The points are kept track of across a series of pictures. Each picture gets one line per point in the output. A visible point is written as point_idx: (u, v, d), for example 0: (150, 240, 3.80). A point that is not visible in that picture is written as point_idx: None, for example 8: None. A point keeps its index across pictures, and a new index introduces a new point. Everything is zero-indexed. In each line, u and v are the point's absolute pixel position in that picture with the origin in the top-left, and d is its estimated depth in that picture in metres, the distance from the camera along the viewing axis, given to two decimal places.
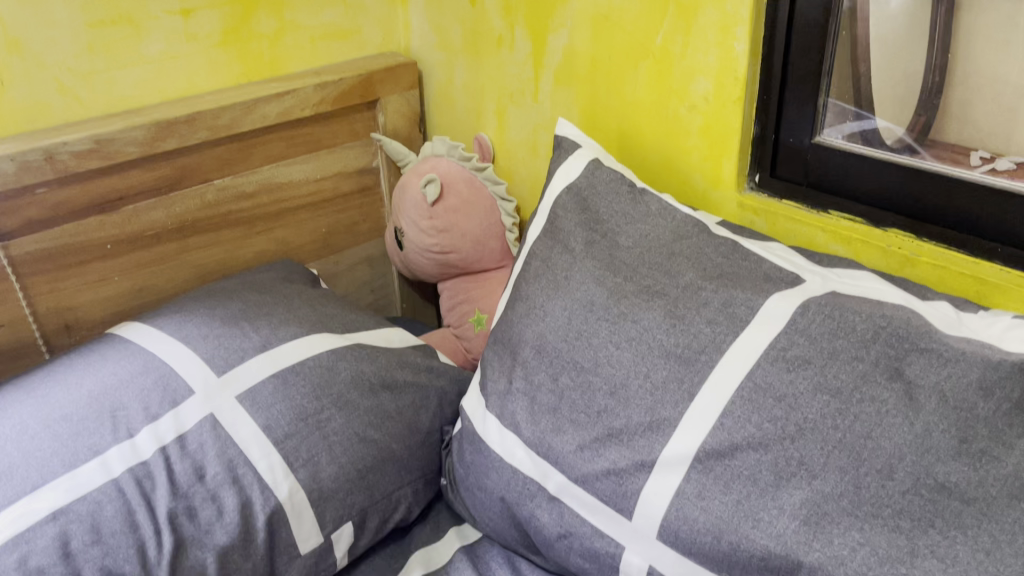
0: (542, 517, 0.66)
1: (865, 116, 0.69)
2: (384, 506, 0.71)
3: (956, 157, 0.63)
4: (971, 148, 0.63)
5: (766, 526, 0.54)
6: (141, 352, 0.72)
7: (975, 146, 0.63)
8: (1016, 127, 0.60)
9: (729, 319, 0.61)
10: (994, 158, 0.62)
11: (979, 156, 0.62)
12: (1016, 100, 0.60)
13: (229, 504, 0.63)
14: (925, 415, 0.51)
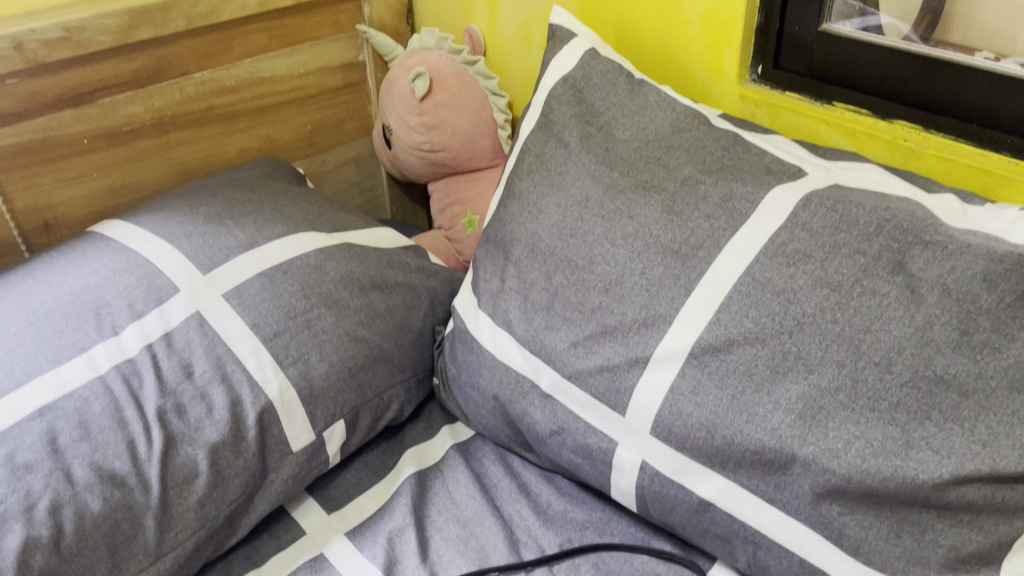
0: (535, 414, 0.66)
1: (869, 14, 0.67)
2: (376, 404, 0.71)
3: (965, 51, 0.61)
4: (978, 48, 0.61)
5: (761, 420, 0.54)
6: (123, 250, 0.70)
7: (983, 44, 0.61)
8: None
9: (728, 213, 0.59)
10: (999, 58, 0.59)
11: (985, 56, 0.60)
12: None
13: (218, 401, 0.62)
14: (927, 308, 0.50)
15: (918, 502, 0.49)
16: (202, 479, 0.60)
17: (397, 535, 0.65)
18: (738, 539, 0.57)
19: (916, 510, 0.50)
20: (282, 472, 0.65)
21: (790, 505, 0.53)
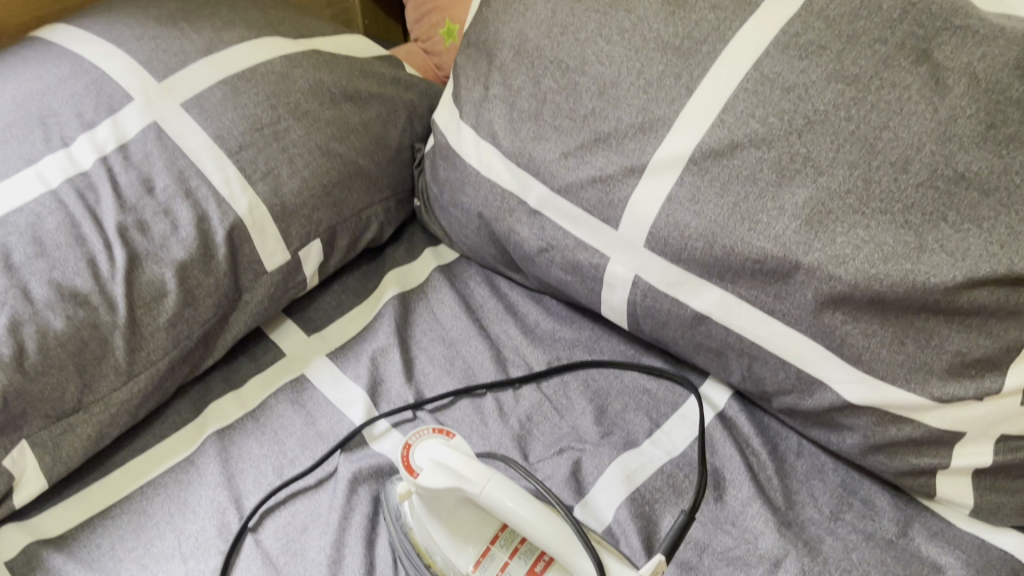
0: (522, 232, 0.62)
1: None
2: (354, 224, 0.67)
3: None
4: None
5: (765, 229, 0.50)
6: (67, 55, 0.64)
7: None
8: None
9: (735, 3, 0.53)
10: None
11: None
12: None
13: (183, 218, 0.58)
14: (952, 100, 0.46)
15: (925, 308, 0.47)
16: (171, 298, 0.57)
17: (381, 356, 0.62)
18: (733, 353, 0.55)
19: (922, 316, 0.48)
20: (257, 293, 0.62)
21: (790, 315, 0.51)
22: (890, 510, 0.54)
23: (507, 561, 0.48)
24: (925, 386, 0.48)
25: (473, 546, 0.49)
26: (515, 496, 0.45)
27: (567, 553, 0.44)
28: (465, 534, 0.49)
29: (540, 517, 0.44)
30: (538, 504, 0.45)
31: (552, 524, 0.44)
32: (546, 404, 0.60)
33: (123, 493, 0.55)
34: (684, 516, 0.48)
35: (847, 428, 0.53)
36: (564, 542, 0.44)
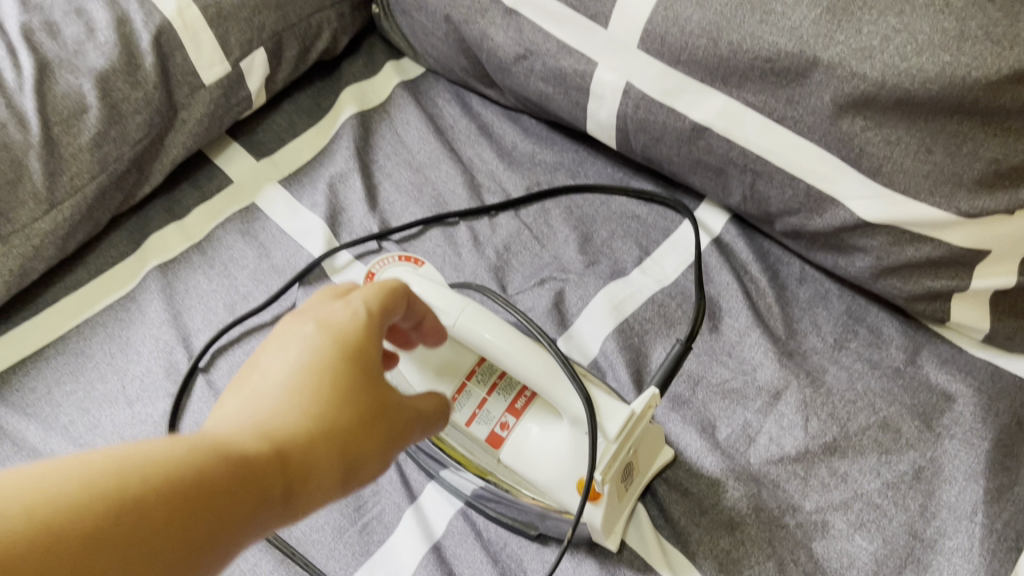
0: (497, 37, 0.54)
1: None
2: (303, 31, 0.58)
3: None
4: None
5: (779, 21, 0.43)
6: None
7: None
8: None
9: None
10: None
11: None
12: None
13: (99, 19, 0.50)
14: None
15: (960, 109, 0.41)
16: (93, 114, 0.49)
17: (340, 181, 0.56)
18: (735, 170, 0.49)
19: (956, 119, 0.41)
20: (195, 111, 0.54)
21: (803, 123, 0.45)
22: (899, 338, 0.50)
23: (484, 397, 0.43)
24: (952, 200, 0.43)
25: (447, 383, 0.44)
26: (489, 326, 0.40)
27: (548, 387, 0.39)
28: (437, 370, 0.44)
29: (516, 345, 0.40)
30: (516, 334, 0.40)
31: (530, 356, 0.39)
32: (526, 232, 0.55)
33: (58, 333, 0.49)
34: (681, 347, 0.44)
35: (858, 250, 0.48)
36: (545, 375, 0.39)
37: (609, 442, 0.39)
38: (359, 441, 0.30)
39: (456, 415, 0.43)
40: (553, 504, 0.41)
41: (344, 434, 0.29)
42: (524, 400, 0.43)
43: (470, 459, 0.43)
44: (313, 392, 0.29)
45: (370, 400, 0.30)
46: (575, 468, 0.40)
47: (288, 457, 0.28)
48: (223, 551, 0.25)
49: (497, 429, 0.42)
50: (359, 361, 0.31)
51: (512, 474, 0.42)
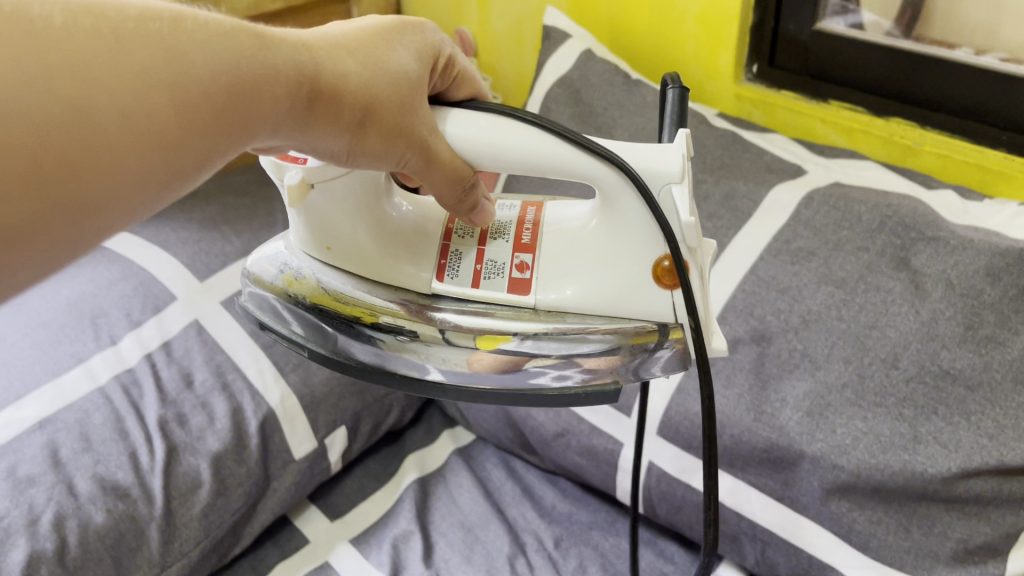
0: (539, 416, 0.64)
1: (852, 9, 0.67)
2: (378, 410, 0.72)
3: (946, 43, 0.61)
4: (959, 41, 0.61)
5: (770, 419, 0.54)
6: (119, 257, 0.70)
7: (964, 38, 0.61)
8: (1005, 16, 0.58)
9: (731, 212, 0.60)
10: (980, 53, 0.60)
11: (965, 51, 0.60)
12: None
13: (219, 410, 0.62)
14: (931, 303, 0.50)
15: (926, 495, 0.49)
16: (204, 489, 0.59)
17: (403, 540, 0.65)
18: (747, 537, 0.57)
19: (925, 503, 0.49)
20: (285, 480, 0.65)
21: (799, 501, 0.54)
22: None
23: (481, 250, 0.44)
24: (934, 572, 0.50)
25: (421, 268, 0.44)
26: (457, 121, 0.40)
27: (558, 164, 0.39)
28: (404, 247, 0.45)
29: (539, 147, 0.39)
30: (495, 121, 0.40)
31: (540, 147, 0.39)
32: None
33: None
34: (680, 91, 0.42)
35: None
36: (547, 158, 0.39)
37: (675, 186, 0.39)
38: (376, 113, 0.37)
39: (453, 283, 0.44)
40: (571, 336, 0.42)
41: (386, 109, 0.37)
42: (530, 232, 0.44)
43: (460, 340, 0.43)
44: (349, 36, 0.37)
45: (384, 96, 0.37)
46: (625, 247, 0.41)
47: (314, 83, 0.35)
48: (224, 143, 0.33)
49: (515, 274, 0.43)
50: (393, 87, 0.37)
51: (526, 324, 0.42)
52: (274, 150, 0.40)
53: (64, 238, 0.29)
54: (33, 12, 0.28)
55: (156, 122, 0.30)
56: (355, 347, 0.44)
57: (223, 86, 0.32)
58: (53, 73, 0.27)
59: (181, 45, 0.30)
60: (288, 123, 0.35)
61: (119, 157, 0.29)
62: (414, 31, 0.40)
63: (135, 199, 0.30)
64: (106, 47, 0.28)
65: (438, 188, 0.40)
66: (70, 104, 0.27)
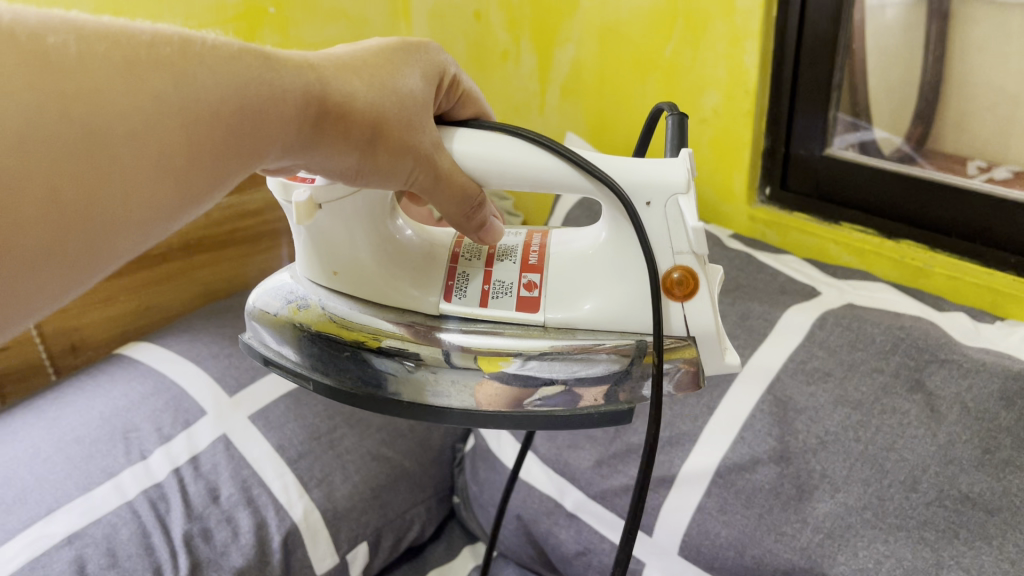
0: (560, 534, 0.64)
1: (862, 126, 0.70)
2: (398, 524, 0.72)
3: (953, 166, 0.64)
4: (968, 157, 0.64)
5: (790, 539, 0.51)
6: (151, 372, 0.72)
7: (972, 155, 0.63)
8: (1012, 139, 0.61)
9: (746, 332, 0.62)
10: (991, 167, 0.62)
11: (976, 166, 0.63)
12: (1016, 108, 0.60)
13: (244, 525, 0.62)
14: (948, 426, 0.50)
15: None
16: None
17: None
18: None
19: None
20: None
21: None
22: None
23: (488, 272, 0.45)
24: None
25: (428, 293, 0.45)
26: (463, 137, 0.41)
27: (560, 178, 0.40)
28: (411, 274, 0.46)
29: (544, 163, 0.40)
30: (500, 139, 0.41)
31: (542, 161, 0.40)
32: None
33: None
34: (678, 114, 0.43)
35: None
36: (551, 177, 0.40)
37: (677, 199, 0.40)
38: (383, 135, 0.37)
39: (461, 302, 0.44)
40: (576, 355, 0.42)
41: (393, 128, 0.37)
42: (537, 255, 0.46)
43: (461, 362, 0.42)
44: (358, 57, 0.38)
45: (391, 116, 0.37)
46: (628, 261, 0.42)
47: (319, 106, 0.35)
48: (230, 164, 0.33)
49: (523, 293, 0.44)
50: (399, 107, 0.37)
51: (532, 343, 0.42)
52: (283, 170, 0.40)
53: (82, 257, 0.30)
54: (46, 39, 0.27)
55: (169, 145, 0.30)
56: (354, 373, 0.44)
57: (228, 111, 0.32)
58: (67, 101, 0.27)
59: (190, 70, 0.31)
60: (296, 145, 0.35)
61: (133, 181, 0.30)
62: (418, 52, 0.40)
63: (148, 220, 0.31)
64: (118, 72, 0.29)
65: (447, 206, 0.41)
66: (85, 133, 0.28)
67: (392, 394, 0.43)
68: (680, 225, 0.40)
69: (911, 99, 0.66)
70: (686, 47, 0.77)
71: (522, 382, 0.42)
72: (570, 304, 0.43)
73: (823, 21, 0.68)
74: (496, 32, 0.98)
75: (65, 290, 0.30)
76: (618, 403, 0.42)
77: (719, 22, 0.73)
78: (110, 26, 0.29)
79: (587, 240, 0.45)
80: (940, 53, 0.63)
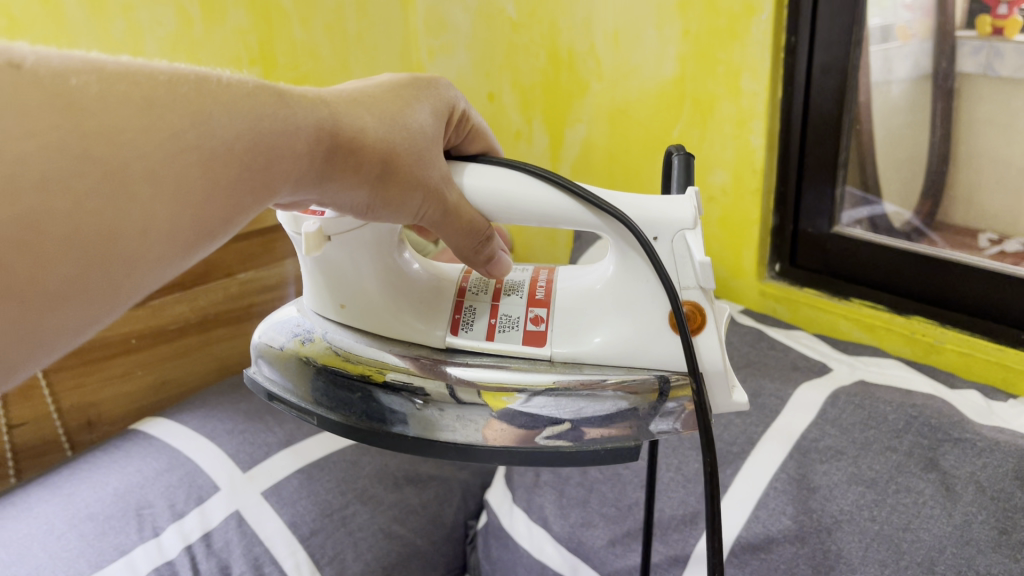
0: None
1: (873, 201, 0.72)
2: None
3: (964, 239, 0.65)
4: (979, 231, 0.65)
5: None
6: (166, 448, 0.73)
7: (983, 229, 0.64)
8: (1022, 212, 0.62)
9: (759, 409, 0.62)
10: (1002, 240, 0.63)
11: (987, 239, 0.64)
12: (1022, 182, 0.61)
13: None
14: (963, 505, 0.50)
15: None
16: None
17: None
18: None
19: None
20: None
21: None
22: None
23: (495, 306, 0.47)
24: None
25: (437, 327, 0.47)
26: (472, 173, 0.42)
27: (563, 213, 0.41)
28: (417, 311, 0.48)
29: (546, 196, 0.41)
30: (505, 174, 0.42)
31: (544, 194, 0.41)
32: None
33: None
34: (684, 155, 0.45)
35: None
36: (554, 210, 0.41)
37: (681, 234, 0.41)
38: (394, 169, 0.38)
39: (467, 335, 0.46)
40: (582, 392, 0.42)
41: (402, 162, 0.38)
42: (544, 290, 0.47)
43: (466, 397, 0.43)
44: (364, 95, 0.39)
45: (400, 150, 0.38)
46: (633, 297, 0.43)
47: (330, 143, 0.36)
48: (243, 199, 0.34)
49: (531, 327, 0.45)
50: (406, 142, 0.39)
51: (538, 378, 0.43)
52: (295, 207, 0.41)
53: (99, 295, 0.30)
54: (69, 79, 0.28)
55: (186, 181, 0.31)
56: (360, 407, 0.45)
57: (241, 148, 0.33)
58: (90, 139, 0.28)
59: (207, 108, 0.31)
60: (308, 181, 0.36)
61: (152, 218, 0.30)
62: (428, 87, 0.42)
63: (165, 256, 0.31)
64: (137, 110, 0.29)
65: (452, 239, 0.43)
66: (106, 171, 0.28)
67: (395, 429, 0.44)
68: (686, 261, 0.41)
69: (920, 176, 0.68)
70: (694, 128, 0.79)
71: (528, 419, 0.42)
72: (574, 337, 0.44)
73: (826, 102, 0.69)
74: (509, 113, 1.03)
75: (81, 328, 0.30)
76: (625, 441, 0.41)
77: (725, 104, 0.75)
78: (130, 66, 0.30)
79: (592, 279, 0.46)
80: (947, 129, 0.65)
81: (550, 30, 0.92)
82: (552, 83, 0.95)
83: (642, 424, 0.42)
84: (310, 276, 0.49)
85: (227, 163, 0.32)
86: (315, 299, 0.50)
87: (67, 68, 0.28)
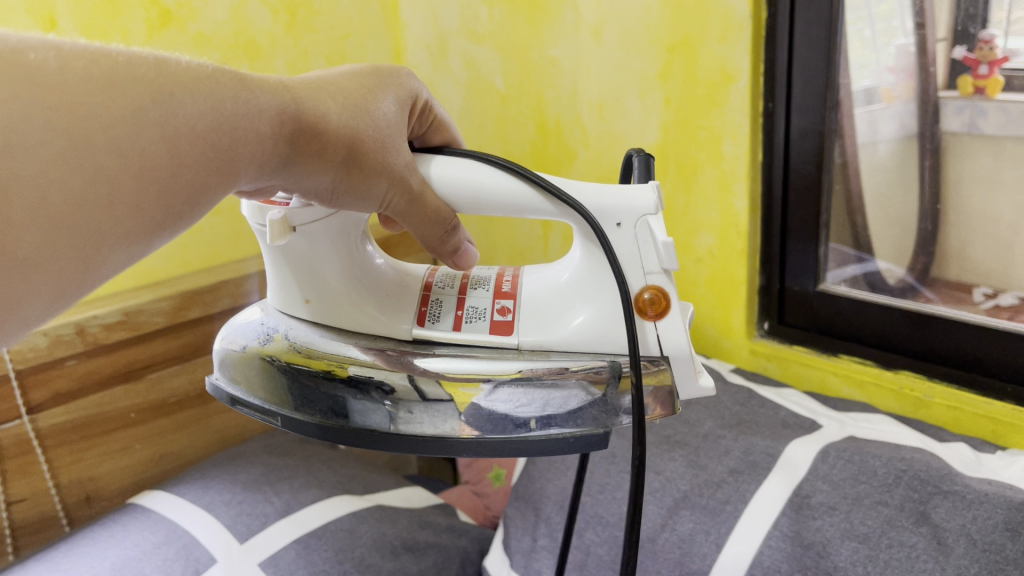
0: None
1: (866, 260, 0.72)
2: None
3: (959, 295, 0.66)
4: (973, 285, 0.65)
5: None
6: (163, 521, 0.73)
7: (977, 283, 0.65)
8: (1013, 265, 0.62)
9: (751, 467, 0.62)
10: (996, 294, 0.64)
11: (982, 293, 0.65)
12: (1011, 237, 0.62)
13: None
14: (956, 559, 0.50)
15: None
16: None
17: None
18: None
19: None
20: None
21: None
22: None
23: (461, 299, 0.51)
24: None
25: (403, 321, 0.51)
26: (438, 165, 0.46)
27: (523, 201, 0.46)
28: (381, 306, 0.52)
29: (506, 184, 0.45)
30: (470, 163, 0.46)
31: (506, 182, 0.45)
32: None
33: None
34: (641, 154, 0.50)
35: None
36: (515, 199, 0.46)
37: (640, 219, 0.46)
38: (358, 153, 0.41)
39: (433, 327, 0.50)
40: (547, 381, 0.45)
41: (366, 147, 0.41)
42: (509, 283, 0.52)
43: (425, 387, 0.46)
44: (327, 82, 0.41)
45: (362, 135, 0.41)
46: (591, 283, 0.48)
47: (294, 129, 0.38)
48: (208, 181, 0.36)
49: (497, 317, 0.50)
50: (369, 127, 0.41)
51: (505, 367, 0.46)
52: (261, 193, 0.44)
53: (70, 268, 0.32)
54: (27, 55, 0.30)
55: (150, 157, 0.33)
56: (328, 406, 0.47)
57: (203, 132, 0.34)
58: (48, 142, 0.30)
59: (168, 88, 0.33)
60: (272, 164, 0.39)
61: (117, 192, 0.32)
62: (389, 77, 0.45)
63: (133, 232, 0.34)
64: (94, 92, 0.31)
65: (417, 226, 0.46)
66: (68, 153, 0.30)
67: (357, 422, 0.46)
68: (648, 244, 0.46)
69: (911, 236, 0.68)
70: (680, 192, 0.81)
71: (495, 409, 0.45)
72: (535, 323, 0.49)
73: (806, 164, 0.72)
74: None
75: (57, 299, 0.33)
76: (594, 429, 0.45)
77: (708, 168, 0.78)
78: (87, 47, 0.32)
79: (552, 275, 0.52)
80: (935, 191, 0.66)
81: (537, 102, 0.95)
82: (541, 152, 0.97)
83: (608, 410, 0.45)
84: (276, 272, 0.53)
85: (188, 148, 0.34)
86: (279, 298, 0.53)
87: (29, 46, 0.30)
